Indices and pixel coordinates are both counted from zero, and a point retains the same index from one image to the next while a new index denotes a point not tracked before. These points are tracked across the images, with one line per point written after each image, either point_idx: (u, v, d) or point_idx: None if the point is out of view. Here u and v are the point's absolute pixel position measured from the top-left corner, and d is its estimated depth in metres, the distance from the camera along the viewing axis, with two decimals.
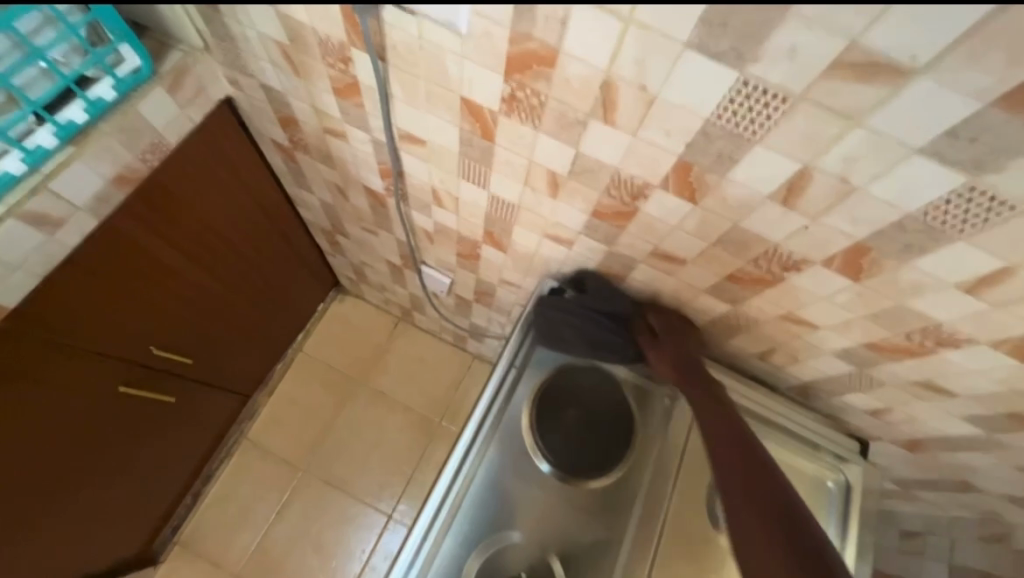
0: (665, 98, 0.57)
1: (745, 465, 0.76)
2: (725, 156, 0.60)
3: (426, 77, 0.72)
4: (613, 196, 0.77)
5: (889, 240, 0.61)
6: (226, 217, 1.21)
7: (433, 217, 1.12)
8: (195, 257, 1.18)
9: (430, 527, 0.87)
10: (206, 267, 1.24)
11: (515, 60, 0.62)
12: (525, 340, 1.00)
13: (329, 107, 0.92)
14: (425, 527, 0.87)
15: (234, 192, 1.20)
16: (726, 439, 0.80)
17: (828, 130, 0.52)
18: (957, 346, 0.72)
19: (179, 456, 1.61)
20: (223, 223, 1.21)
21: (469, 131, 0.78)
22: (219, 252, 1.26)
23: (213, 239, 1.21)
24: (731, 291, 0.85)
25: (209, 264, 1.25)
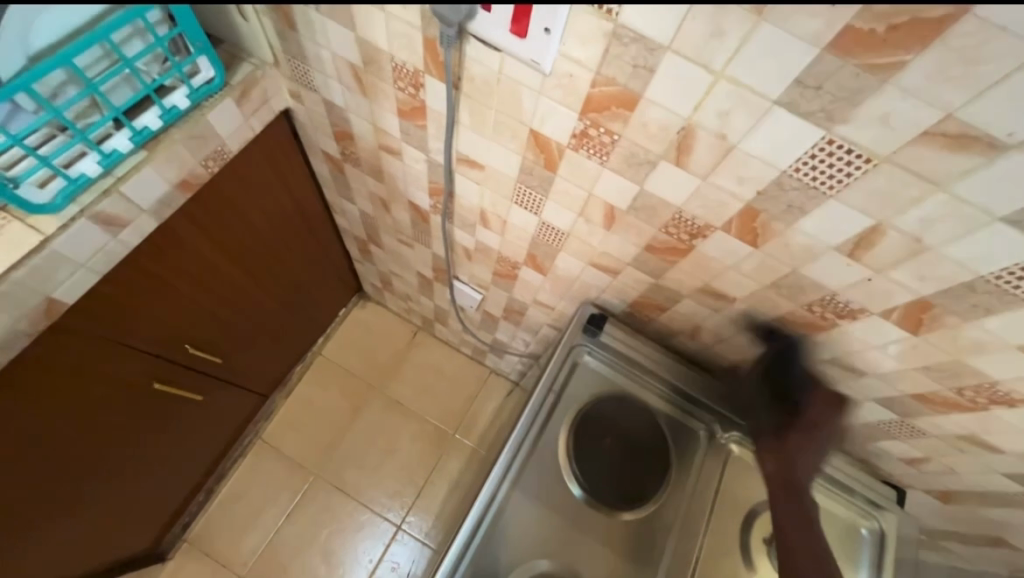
0: (745, 148, 0.58)
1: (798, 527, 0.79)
2: (796, 206, 0.61)
3: (498, 108, 0.74)
4: (670, 233, 0.78)
5: (956, 299, 0.61)
6: (270, 222, 1.23)
7: (476, 236, 1.14)
8: (236, 260, 1.20)
9: (465, 549, 0.86)
10: (243, 270, 1.25)
11: (594, 100, 0.64)
12: (564, 366, 1.00)
13: (390, 126, 0.94)
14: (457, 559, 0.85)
15: (279, 199, 1.22)
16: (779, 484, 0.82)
17: (909, 191, 0.53)
18: (1010, 405, 0.72)
19: (198, 453, 1.61)
20: (265, 227, 1.23)
21: (532, 160, 0.80)
22: (258, 256, 1.27)
23: (255, 244, 1.23)
24: (778, 333, 0.86)
25: (247, 268, 1.26)
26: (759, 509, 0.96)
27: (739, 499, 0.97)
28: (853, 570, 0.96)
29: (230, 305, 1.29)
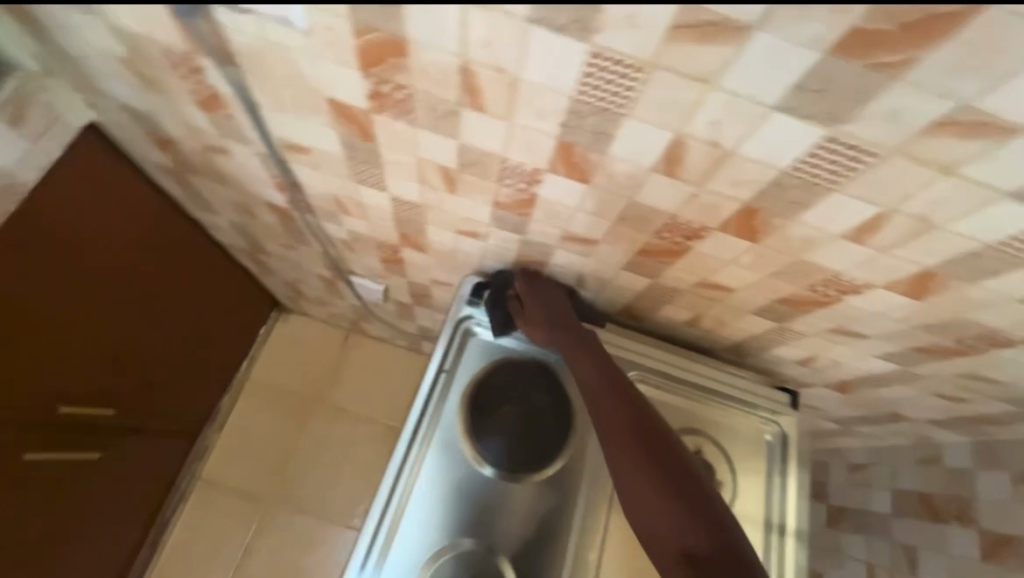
0: (527, 78, 0.54)
1: (602, 383, 0.83)
2: (601, 132, 0.58)
3: (285, 80, 0.66)
4: (509, 185, 0.74)
5: (772, 199, 0.60)
6: (110, 250, 1.13)
7: (344, 225, 1.06)
8: (73, 297, 1.09)
9: (374, 543, 0.85)
10: (95, 306, 1.14)
11: (365, 52, 0.57)
12: (453, 342, 0.96)
13: (199, 123, 0.84)
14: (366, 555, 0.84)
15: (111, 222, 1.10)
16: (583, 352, 0.86)
17: (688, 95, 0.49)
18: (858, 293, 0.73)
19: (124, 510, 1.52)
20: (105, 256, 1.12)
21: (348, 133, 0.73)
22: (110, 289, 1.16)
23: (94, 276, 1.12)
24: (646, 265, 0.84)
25: (98, 304, 1.15)
26: None
27: None
28: (762, 475, 1.00)
29: (94, 347, 1.18)
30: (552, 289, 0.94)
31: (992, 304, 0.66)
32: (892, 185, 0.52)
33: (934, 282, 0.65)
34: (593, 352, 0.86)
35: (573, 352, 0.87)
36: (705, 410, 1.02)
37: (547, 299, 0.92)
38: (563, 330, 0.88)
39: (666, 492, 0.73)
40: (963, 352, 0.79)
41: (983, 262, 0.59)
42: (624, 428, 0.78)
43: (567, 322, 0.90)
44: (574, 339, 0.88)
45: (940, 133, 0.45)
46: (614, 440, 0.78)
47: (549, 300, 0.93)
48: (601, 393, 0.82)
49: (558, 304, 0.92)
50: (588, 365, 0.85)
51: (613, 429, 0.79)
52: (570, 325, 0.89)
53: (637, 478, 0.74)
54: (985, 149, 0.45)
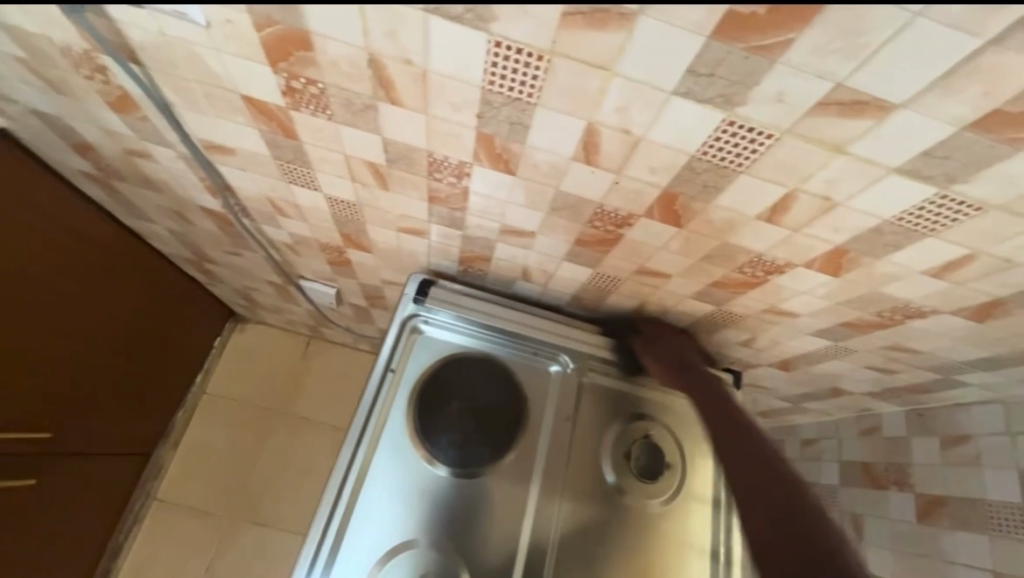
0: (436, 70, 0.53)
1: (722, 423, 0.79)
2: (517, 123, 0.58)
3: (195, 78, 0.63)
4: (439, 179, 0.73)
5: (688, 183, 0.61)
6: (28, 262, 1.06)
7: (284, 228, 1.03)
8: None
9: (319, 548, 0.83)
10: (19, 323, 1.08)
11: (270, 46, 0.55)
12: (400, 342, 0.96)
13: (115, 125, 0.80)
14: (311, 561, 0.82)
15: (29, 232, 1.04)
16: (709, 393, 0.86)
17: (592, 83, 0.50)
18: (782, 273, 0.76)
19: (71, 539, 1.44)
20: (25, 269, 1.06)
21: (269, 131, 0.71)
22: (32, 302, 1.10)
23: (15, 291, 1.05)
24: (585, 255, 0.85)
25: (23, 321, 1.09)
26: (621, 424, 1.00)
27: (601, 424, 1.00)
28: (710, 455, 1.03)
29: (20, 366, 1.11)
30: (678, 336, 0.98)
31: (901, 277, 0.69)
32: (794, 166, 0.54)
33: (847, 258, 0.68)
34: (715, 396, 0.85)
35: (699, 391, 0.87)
36: (654, 395, 1.04)
37: (674, 343, 0.96)
38: (692, 371, 0.91)
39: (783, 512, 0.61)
40: (884, 324, 0.83)
41: (886, 237, 0.62)
42: (752, 455, 0.70)
43: (687, 368, 0.92)
44: (699, 379, 0.89)
45: (824, 112, 0.46)
46: (737, 465, 0.70)
47: (673, 346, 0.96)
48: (726, 428, 0.78)
49: (682, 350, 0.95)
50: (723, 403, 0.83)
51: (739, 454, 0.72)
52: (688, 369, 0.91)
53: (758, 501, 0.64)
54: (868, 127, 0.47)
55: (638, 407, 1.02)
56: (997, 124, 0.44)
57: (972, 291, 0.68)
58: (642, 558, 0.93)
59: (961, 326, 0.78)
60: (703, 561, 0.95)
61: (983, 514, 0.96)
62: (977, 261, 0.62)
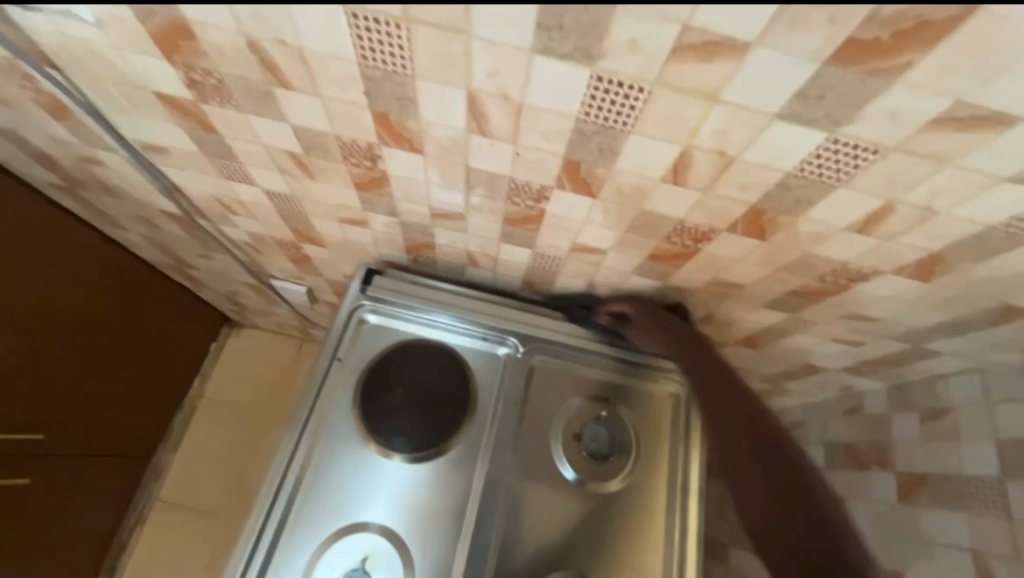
0: (311, 49, 0.54)
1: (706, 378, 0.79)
2: (403, 98, 0.58)
3: (109, 79, 0.67)
4: (356, 164, 0.74)
5: (584, 148, 0.60)
6: (4, 271, 1.12)
7: (239, 226, 1.06)
8: None
9: (263, 531, 0.84)
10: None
11: (160, 38, 0.57)
12: (346, 331, 0.98)
13: (60, 133, 0.84)
14: (255, 543, 0.83)
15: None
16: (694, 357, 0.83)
17: (456, 49, 0.50)
18: (711, 240, 0.73)
19: (73, 539, 1.47)
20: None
21: (191, 127, 0.73)
22: (13, 307, 1.15)
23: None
24: (519, 235, 0.84)
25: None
26: (570, 405, 1.00)
27: (550, 406, 0.99)
28: (666, 435, 1.01)
29: (1, 369, 1.16)
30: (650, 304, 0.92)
31: (828, 237, 0.66)
32: (677, 120, 0.52)
33: (766, 219, 0.65)
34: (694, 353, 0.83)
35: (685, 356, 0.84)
36: (607, 375, 1.03)
37: (651, 311, 0.91)
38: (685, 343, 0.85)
39: (780, 481, 0.62)
40: (832, 290, 0.79)
41: (797, 191, 0.59)
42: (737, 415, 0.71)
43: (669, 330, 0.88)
44: (686, 342, 0.85)
45: (683, 58, 0.45)
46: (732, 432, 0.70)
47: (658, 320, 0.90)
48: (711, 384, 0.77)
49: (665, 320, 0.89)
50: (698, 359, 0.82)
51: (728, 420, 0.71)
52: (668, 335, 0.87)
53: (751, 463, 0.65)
54: (731, 71, 0.45)
55: (586, 388, 1.02)
56: (856, 54, 0.42)
57: (904, 246, 0.64)
58: (592, 540, 0.92)
59: (908, 288, 0.74)
60: (655, 544, 0.94)
61: (962, 490, 0.90)
62: (898, 211, 0.58)
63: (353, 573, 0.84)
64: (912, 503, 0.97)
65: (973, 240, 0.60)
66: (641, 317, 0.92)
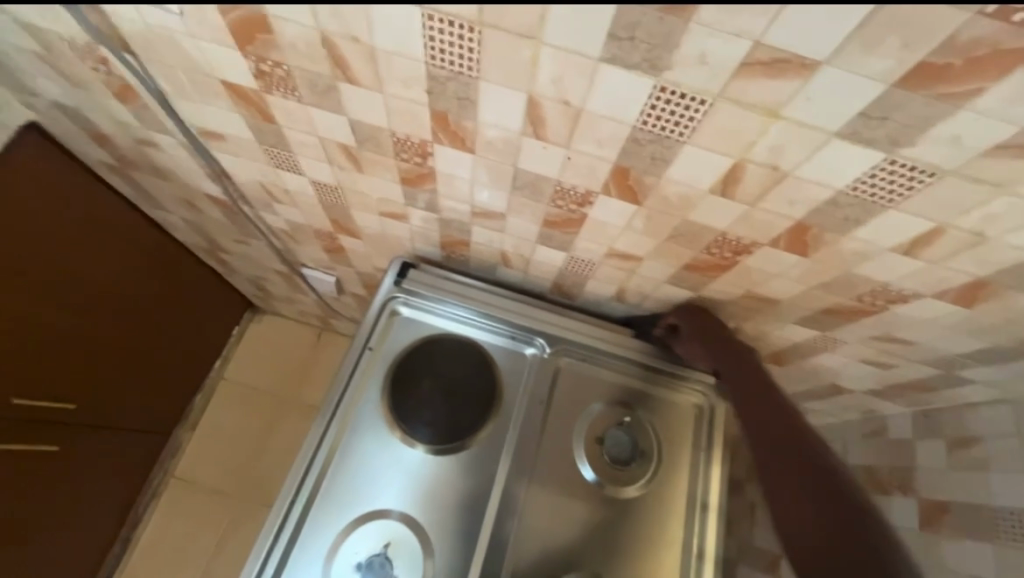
0: (381, 47, 0.56)
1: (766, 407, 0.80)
2: (464, 98, 0.60)
3: (180, 66, 0.70)
4: (406, 159, 0.76)
5: (636, 156, 0.61)
6: (51, 244, 1.16)
7: (280, 214, 1.09)
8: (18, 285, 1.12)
9: (290, 511, 0.86)
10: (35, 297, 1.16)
11: (236, 30, 0.60)
12: (379, 322, 1.00)
13: (122, 115, 0.87)
14: (281, 522, 0.85)
15: (48, 216, 1.13)
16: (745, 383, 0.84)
17: (524, 54, 0.52)
18: (751, 254, 0.74)
19: (93, 508, 1.51)
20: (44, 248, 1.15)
21: (250, 116, 0.76)
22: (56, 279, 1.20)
23: (34, 270, 1.15)
24: (557, 238, 0.86)
25: (41, 297, 1.18)
26: (594, 410, 1.00)
27: (573, 409, 1.00)
28: (688, 445, 1.02)
29: (39, 339, 1.20)
30: (708, 317, 0.92)
31: (871, 257, 0.66)
32: (734, 133, 0.53)
33: (811, 236, 0.66)
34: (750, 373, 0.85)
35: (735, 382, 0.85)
36: (631, 382, 1.04)
37: (702, 323, 0.92)
38: (729, 354, 0.87)
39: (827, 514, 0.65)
40: (868, 311, 0.79)
41: (845, 210, 0.59)
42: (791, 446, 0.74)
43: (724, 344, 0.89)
44: (731, 354, 0.87)
45: (749, 73, 0.46)
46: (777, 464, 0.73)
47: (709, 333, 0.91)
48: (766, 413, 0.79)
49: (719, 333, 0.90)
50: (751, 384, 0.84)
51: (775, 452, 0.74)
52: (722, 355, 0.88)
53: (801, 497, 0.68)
54: (796, 88, 0.46)
55: (610, 393, 1.03)
56: (926, 78, 0.42)
57: (948, 271, 0.64)
58: (609, 546, 0.93)
59: (947, 313, 0.73)
60: (672, 554, 0.94)
61: (988, 521, 0.89)
62: (947, 235, 0.59)
63: (375, 559, 0.86)
64: (935, 531, 0.96)
65: (1021, 268, 0.60)
66: (688, 328, 0.93)
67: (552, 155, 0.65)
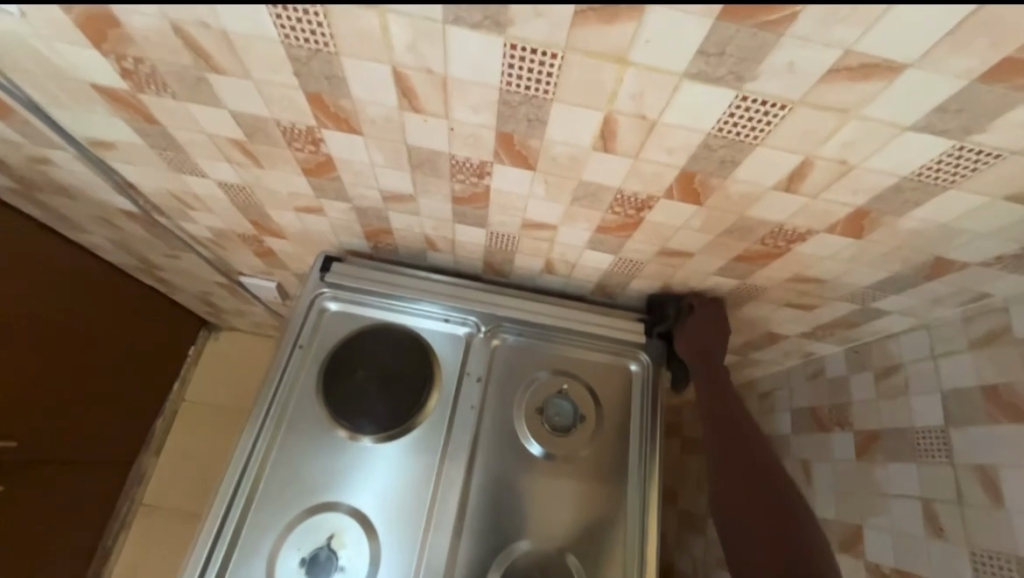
0: (234, 31, 0.55)
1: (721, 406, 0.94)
2: (332, 77, 0.60)
3: (45, 73, 0.67)
4: (301, 149, 0.75)
5: (513, 120, 0.61)
6: None
7: (199, 221, 1.06)
8: None
9: (227, 516, 0.85)
10: None
11: (86, 27, 0.58)
12: (310, 318, 0.99)
13: (5, 133, 0.84)
14: (217, 528, 0.84)
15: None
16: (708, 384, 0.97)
17: (372, 23, 0.51)
18: (652, 209, 0.75)
19: (54, 547, 1.46)
20: None
21: (133, 119, 0.74)
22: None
23: None
24: (471, 214, 0.86)
25: None
26: (533, 382, 1.02)
27: (513, 382, 1.01)
28: (629, 405, 1.04)
29: None
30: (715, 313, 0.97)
31: (759, 198, 0.68)
32: (594, 85, 0.54)
33: (698, 182, 0.67)
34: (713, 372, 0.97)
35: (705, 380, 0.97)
36: (570, 350, 1.06)
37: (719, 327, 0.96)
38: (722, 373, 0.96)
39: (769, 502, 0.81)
40: (775, 254, 0.81)
41: (720, 152, 0.61)
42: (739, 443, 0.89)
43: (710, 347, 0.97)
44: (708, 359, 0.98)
45: (586, 20, 0.47)
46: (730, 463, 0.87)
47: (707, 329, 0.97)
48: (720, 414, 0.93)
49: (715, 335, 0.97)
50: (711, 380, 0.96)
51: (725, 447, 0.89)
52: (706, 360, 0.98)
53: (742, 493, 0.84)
54: (633, 31, 0.47)
55: (551, 363, 1.04)
56: (744, 8, 0.44)
57: (830, 203, 0.66)
58: (554, 511, 0.94)
59: (843, 246, 0.76)
60: (619, 513, 0.96)
61: (911, 442, 0.93)
62: (817, 167, 0.60)
63: (319, 552, 0.86)
64: (869, 459, 1.00)
65: (893, 192, 0.63)
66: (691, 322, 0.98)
67: (434, 126, 0.65)
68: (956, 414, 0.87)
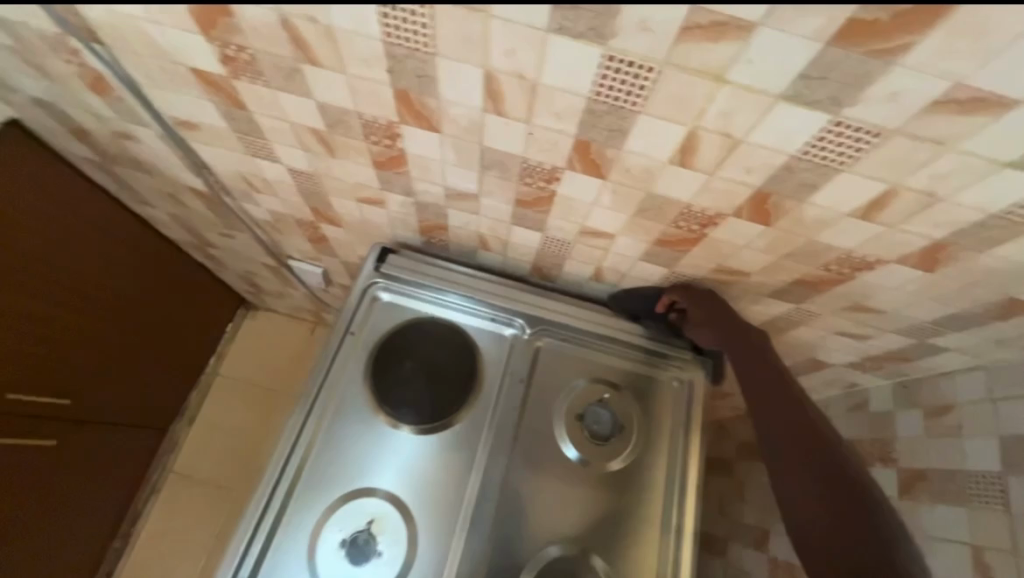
0: (339, 27, 0.58)
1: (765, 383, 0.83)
2: (423, 75, 0.62)
3: (151, 55, 0.71)
4: (377, 142, 0.77)
5: (594, 129, 0.62)
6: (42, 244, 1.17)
7: (261, 204, 1.10)
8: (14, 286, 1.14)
9: (275, 491, 0.88)
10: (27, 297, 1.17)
11: (199, 15, 0.61)
12: (362, 307, 1.02)
13: (99, 107, 0.88)
14: (265, 502, 0.87)
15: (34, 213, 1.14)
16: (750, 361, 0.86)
17: (474, 27, 0.53)
18: (717, 225, 0.75)
19: (93, 503, 1.52)
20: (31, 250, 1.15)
21: (222, 103, 0.77)
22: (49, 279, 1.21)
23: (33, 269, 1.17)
24: (531, 217, 0.87)
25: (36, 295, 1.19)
26: (574, 388, 1.02)
27: (553, 387, 1.02)
28: (668, 420, 1.03)
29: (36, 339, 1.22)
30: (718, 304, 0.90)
31: (832, 223, 0.67)
32: (684, 100, 0.55)
33: (771, 203, 0.67)
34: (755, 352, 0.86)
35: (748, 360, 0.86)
36: (612, 359, 1.06)
37: (716, 309, 0.90)
38: (755, 348, 0.87)
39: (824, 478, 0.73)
40: (837, 280, 0.80)
41: (800, 174, 0.60)
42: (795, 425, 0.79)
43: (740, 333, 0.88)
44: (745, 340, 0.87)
45: (690, 37, 0.48)
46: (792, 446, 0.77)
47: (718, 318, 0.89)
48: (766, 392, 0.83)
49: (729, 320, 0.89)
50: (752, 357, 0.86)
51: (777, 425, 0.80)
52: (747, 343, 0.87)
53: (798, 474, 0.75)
54: (737, 50, 0.48)
55: (591, 371, 1.04)
56: (857, 35, 0.44)
57: (907, 234, 0.65)
58: (588, 519, 0.94)
59: (911, 279, 0.74)
60: (653, 526, 0.96)
61: (961, 484, 0.91)
62: (901, 196, 0.60)
63: (359, 534, 0.88)
64: (912, 498, 0.97)
65: (976, 228, 0.61)
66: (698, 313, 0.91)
67: (514, 129, 0.66)
68: (1013, 460, 0.84)
